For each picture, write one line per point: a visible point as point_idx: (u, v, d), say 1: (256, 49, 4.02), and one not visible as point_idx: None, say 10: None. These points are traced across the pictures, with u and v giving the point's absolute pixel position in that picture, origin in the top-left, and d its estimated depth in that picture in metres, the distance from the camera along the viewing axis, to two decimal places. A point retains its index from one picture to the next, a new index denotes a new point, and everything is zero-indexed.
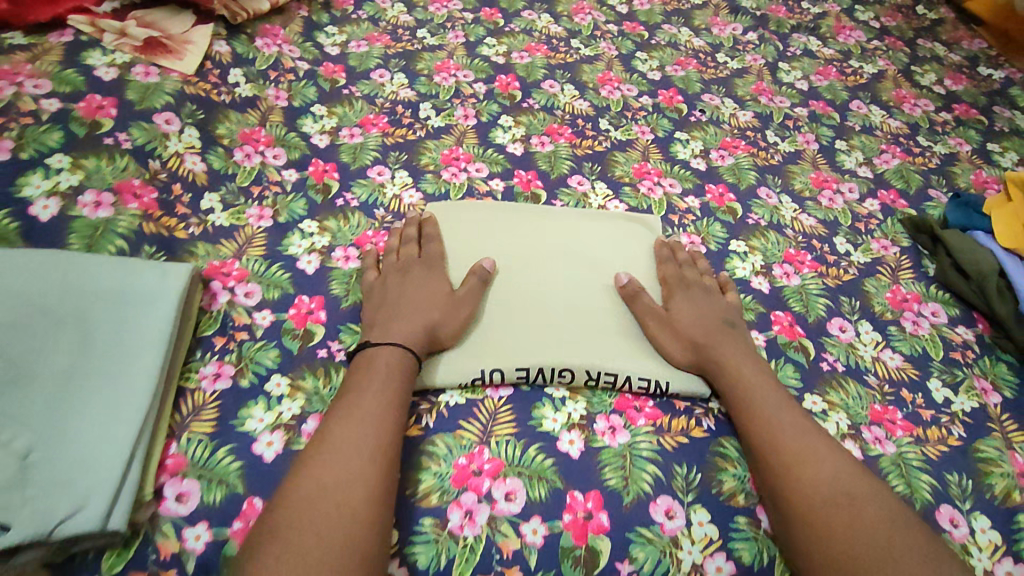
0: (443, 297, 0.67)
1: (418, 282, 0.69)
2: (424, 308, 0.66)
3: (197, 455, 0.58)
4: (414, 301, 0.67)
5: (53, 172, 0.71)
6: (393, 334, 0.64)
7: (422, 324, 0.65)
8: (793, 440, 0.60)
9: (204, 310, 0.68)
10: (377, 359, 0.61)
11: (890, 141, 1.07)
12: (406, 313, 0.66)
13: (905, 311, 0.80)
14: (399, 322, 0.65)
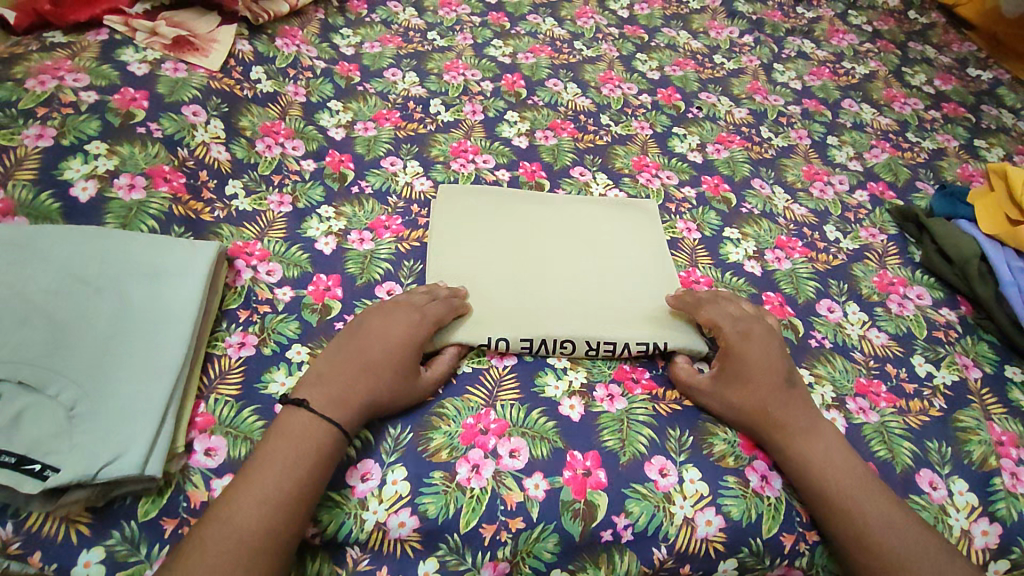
0: (402, 379, 0.62)
1: (391, 345, 0.63)
2: (377, 382, 0.61)
3: (224, 414, 0.62)
4: (374, 370, 0.61)
5: (91, 157, 0.76)
6: (339, 412, 0.58)
7: (368, 402, 0.60)
8: (825, 468, 0.61)
9: (229, 286, 0.73)
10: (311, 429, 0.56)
11: (880, 137, 1.11)
12: (353, 380, 0.60)
13: (891, 293, 0.84)
14: (345, 388, 0.60)
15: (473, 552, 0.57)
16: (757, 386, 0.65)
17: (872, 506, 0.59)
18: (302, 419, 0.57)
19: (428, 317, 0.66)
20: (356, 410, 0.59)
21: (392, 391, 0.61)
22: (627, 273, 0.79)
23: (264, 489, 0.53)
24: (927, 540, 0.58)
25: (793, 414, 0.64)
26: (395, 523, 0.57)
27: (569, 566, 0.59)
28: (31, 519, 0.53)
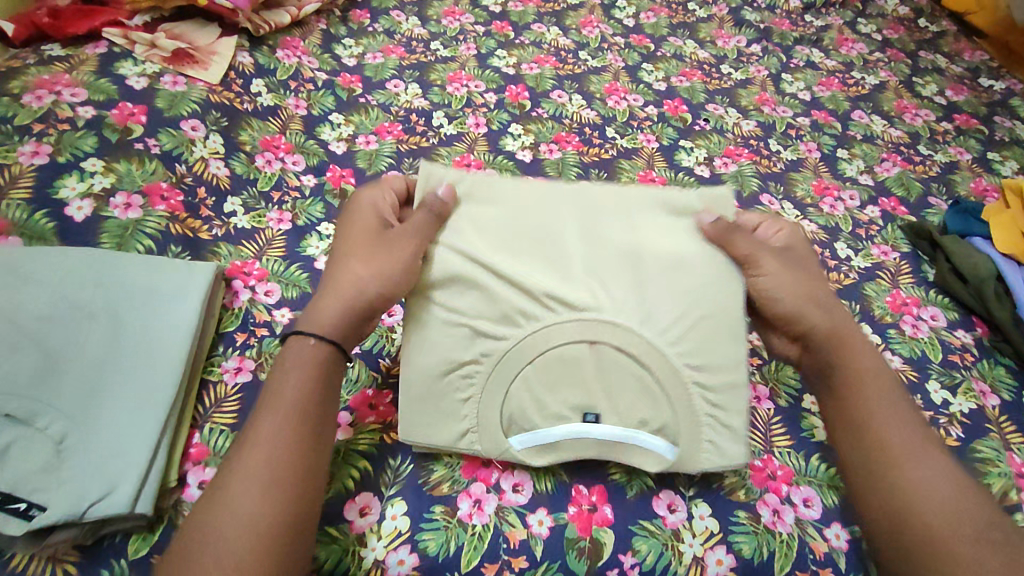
0: (371, 253, 0.62)
1: (348, 238, 0.66)
2: (346, 268, 0.62)
3: (218, 445, 0.60)
4: (344, 259, 0.63)
5: (87, 175, 0.75)
6: (309, 322, 0.59)
7: (350, 290, 0.61)
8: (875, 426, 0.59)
9: (226, 307, 0.71)
10: (290, 351, 0.58)
11: (891, 150, 1.09)
12: (331, 278, 0.63)
13: (905, 314, 0.82)
14: (324, 290, 0.62)
15: None
16: (813, 279, 0.68)
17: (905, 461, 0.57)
18: (290, 346, 0.58)
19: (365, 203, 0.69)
20: (332, 303, 0.60)
21: (365, 263, 0.62)
22: (676, 282, 0.63)
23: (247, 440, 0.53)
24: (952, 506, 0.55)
25: (848, 322, 0.65)
26: (394, 561, 0.55)
27: None
28: (17, 559, 0.52)
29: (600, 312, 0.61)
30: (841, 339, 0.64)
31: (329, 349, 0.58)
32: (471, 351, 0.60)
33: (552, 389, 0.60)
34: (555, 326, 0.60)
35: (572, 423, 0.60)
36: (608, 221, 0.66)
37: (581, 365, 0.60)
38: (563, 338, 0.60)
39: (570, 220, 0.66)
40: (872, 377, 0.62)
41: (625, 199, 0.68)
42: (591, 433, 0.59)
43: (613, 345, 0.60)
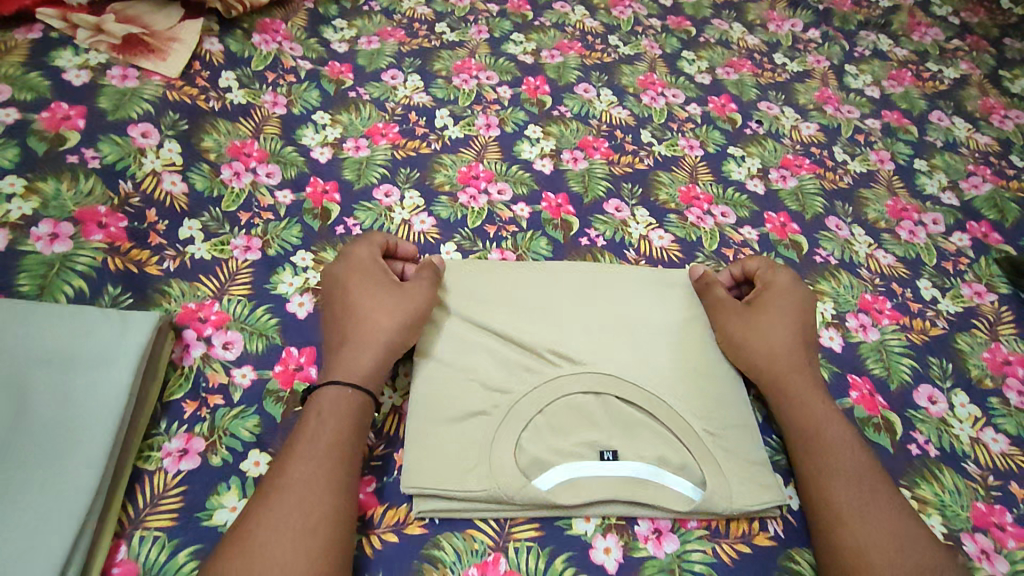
0: (387, 304, 0.59)
1: (351, 285, 0.60)
2: (361, 321, 0.58)
3: (151, 560, 0.48)
4: (355, 311, 0.58)
5: (4, 199, 0.61)
6: (336, 373, 0.55)
7: (376, 343, 0.57)
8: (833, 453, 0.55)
9: (175, 365, 0.58)
10: (313, 404, 0.53)
11: (978, 161, 0.92)
12: (342, 330, 0.58)
13: (1007, 377, 0.67)
14: (338, 347, 0.57)
15: None
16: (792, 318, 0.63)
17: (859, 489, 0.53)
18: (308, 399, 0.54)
19: (359, 248, 0.63)
20: (361, 357, 0.56)
21: (386, 313, 0.58)
22: (686, 346, 0.61)
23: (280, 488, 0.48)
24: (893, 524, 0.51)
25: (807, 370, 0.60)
26: None
27: None
28: None
29: (606, 368, 0.58)
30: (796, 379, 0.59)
31: (364, 395, 0.54)
32: (476, 402, 0.56)
33: (564, 434, 0.55)
34: (571, 383, 0.58)
35: (586, 459, 0.54)
36: (607, 286, 0.65)
37: (592, 419, 0.56)
38: (567, 391, 0.57)
39: (556, 280, 0.66)
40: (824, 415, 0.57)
41: (623, 267, 0.68)
42: (608, 472, 0.53)
43: (624, 400, 0.57)
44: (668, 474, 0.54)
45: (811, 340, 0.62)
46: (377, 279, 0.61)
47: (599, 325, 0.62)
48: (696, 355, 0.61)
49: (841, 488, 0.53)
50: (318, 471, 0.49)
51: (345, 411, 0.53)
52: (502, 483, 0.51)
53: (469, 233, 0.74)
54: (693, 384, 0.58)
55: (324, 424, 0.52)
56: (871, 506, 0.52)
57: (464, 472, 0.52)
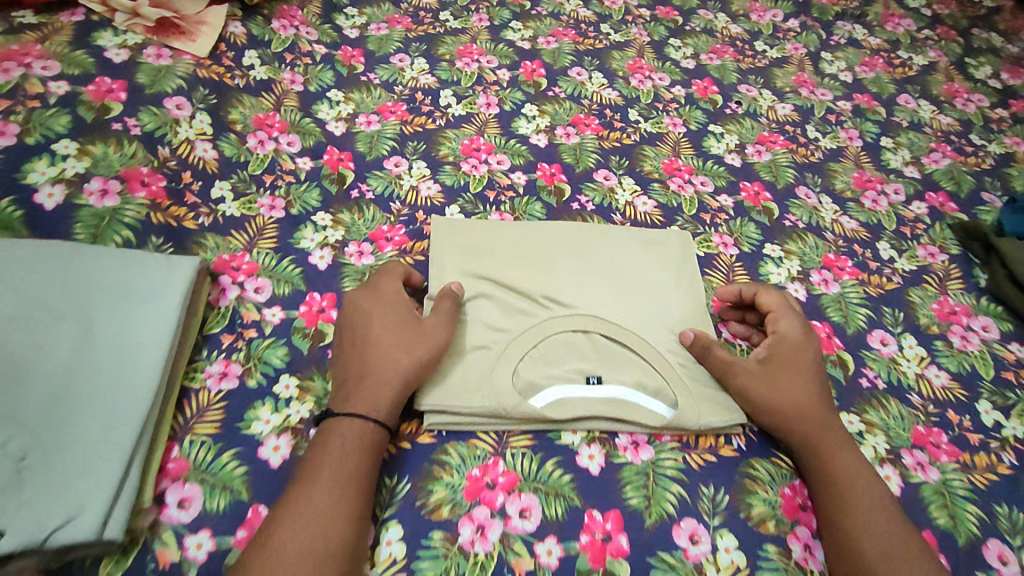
0: (408, 338, 0.60)
1: (372, 316, 0.61)
2: (380, 353, 0.59)
3: (200, 459, 0.56)
4: (375, 341, 0.59)
5: (59, 159, 0.68)
6: (355, 404, 0.56)
7: (392, 376, 0.57)
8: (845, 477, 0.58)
9: (212, 306, 0.66)
10: (334, 436, 0.54)
11: (940, 139, 0.99)
12: (362, 361, 0.59)
13: (953, 325, 0.76)
14: (357, 378, 0.58)
15: None
16: (800, 364, 0.63)
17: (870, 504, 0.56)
18: (326, 427, 0.55)
19: (384, 279, 0.65)
20: (379, 390, 0.57)
21: (406, 349, 0.59)
22: (660, 296, 0.70)
23: (302, 508, 0.50)
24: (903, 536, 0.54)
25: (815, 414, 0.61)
26: None
27: None
28: None
29: (593, 309, 0.67)
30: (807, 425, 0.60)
31: (381, 431, 0.56)
32: (479, 338, 0.64)
33: (556, 363, 0.63)
34: (562, 321, 0.65)
35: (573, 384, 0.61)
36: (593, 243, 0.74)
37: (579, 352, 0.64)
38: (561, 327, 0.65)
39: (550, 239, 0.74)
40: (835, 455, 0.59)
41: (608, 228, 0.77)
42: (592, 394, 0.61)
43: (607, 336, 0.65)
44: (643, 395, 0.62)
45: (822, 387, 0.63)
46: (394, 311, 0.62)
47: (587, 276, 0.71)
48: (668, 303, 0.70)
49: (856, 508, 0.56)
50: (338, 501, 0.51)
51: (364, 446, 0.54)
52: (502, 401, 0.59)
53: (471, 197, 0.81)
54: (665, 326, 0.67)
55: (348, 456, 0.53)
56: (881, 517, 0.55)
57: (469, 393, 0.60)
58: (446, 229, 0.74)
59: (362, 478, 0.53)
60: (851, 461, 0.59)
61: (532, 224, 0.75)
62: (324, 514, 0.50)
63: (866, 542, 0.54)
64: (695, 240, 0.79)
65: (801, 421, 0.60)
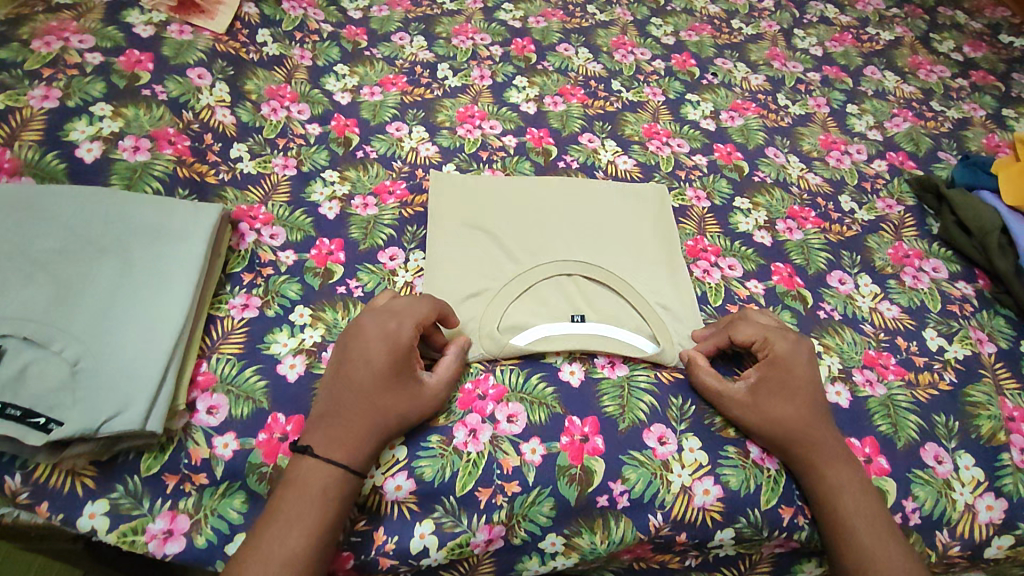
0: (404, 400, 0.59)
1: (374, 359, 0.59)
2: (377, 409, 0.58)
3: (225, 373, 0.63)
4: (372, 398, 0.58)
5: (96, 119, 0.76)
6: (339, 452, 0.56)
7: (373, 429, 0.57)
8: (841, 492, 0.60)
9: (233, 249, 0.73)
10: (314, 477, 0.54)
11: (902, 106, 1.07)
12: (354, 410, 0.57)
13: (906, 266, 0.83)
14: (344, 426, 0.57)
15: (469, 515, 0.58)
16: (797, 391, 0.63)
17: (863, 515, 0.58)
18: (305, 464, 0.55)
19: (407, 321, 0.61)
20: (364, 443, 0.57)
21: (393, 411, 0.58)
22: (636, 241, 0.78)
23: (275, 545, 0.51)
24: (892, 544, 0.57)
25: (814, 436, 0.61)
26: (392, 486, 0.59)
27: (565, 530, 0.60)
28: (39, 471, 0.56)
29: (576, 253, 0.75)
30: (799, 450, 0.61)
31: (357, 481, 0.56)
32: (475, 284, 0.72)
33: (543, 303, 0.71)
34: (551, 265, 0.73)
35: (560, 321, 0.69)
36: (575, 195, 0.82)
37: (564, 292, 0.72)
38: (547, 273, 0.73)
39: (535, 191, 0.82)
40: (829, 469, 0.60)
41: (588, 182, 0.84)
42: (577, 329, 0.69)
43: (590, 278, 0.73)
44: (622, 329, 0.70)
45: (819, 409, 0.63)
46: (396, 358, 0.59)
47: (572, 224, 0.78)
48: (643, 248, 0.77)
49: (851, 516, 0.58)
50: (308, 535, 0.52)
51: (339, 494, 0.54)
52: (495, 337, 0.67)
53: (466, 157, 0.89)
54: (642, 269, 0.75)
55: (325, 495, 0.54)
56: (874, 525, 0.58)
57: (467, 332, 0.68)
58: (441, 188, 0.81)
59: (331, 528, 0.53)
60: (843, 476, 0.60)
61: (518, 180, 0.83)
62: (297, 556, 0.51)
63: (867, 550, 0.57)
64: (670, 193, 0.86)
65: (801, 445, 0.61)
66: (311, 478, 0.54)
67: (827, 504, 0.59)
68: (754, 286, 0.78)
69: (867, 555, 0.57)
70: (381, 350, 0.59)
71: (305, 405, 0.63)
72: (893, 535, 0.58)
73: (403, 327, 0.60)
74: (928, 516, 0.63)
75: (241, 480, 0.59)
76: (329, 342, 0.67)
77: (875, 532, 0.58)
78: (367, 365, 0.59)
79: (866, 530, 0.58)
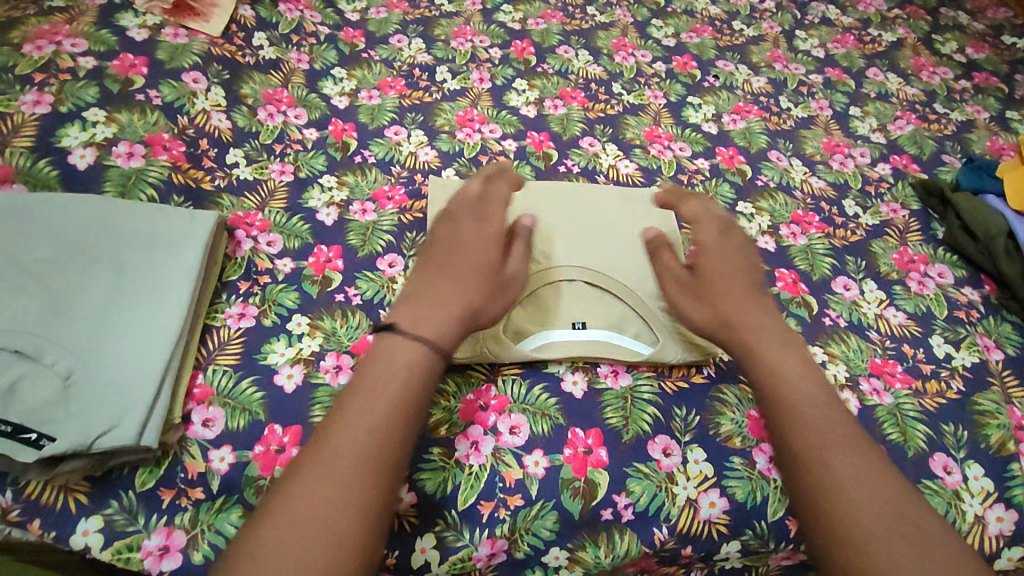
0: (484, 285, 0.58)
1: (463, 238, 0.61)
2: (467, 283, 0.58)
3: (221, 385, 0.62)
4: (461, 272, 0.58)
5: (89, 125, 0.75)
6: (426, 328, 0.53)
7: (459, 303, 0.56)
8: (808, 407, 0.54)
9: (229, 256, 0.72)
10: (398, 351, 0.52)
11: (906, 108, 1.06)
12: (441, 283, 0.57)
13: (911, 272, 0.82)
14: (430, 302, 0.55)
15: (471, 529, 0.57)
16: (735, 281, 0.62)
17: (838, 436, 0.52)
18: (388, 340, 0.53)
19: (493, 206, 0.65)
20: (449, 319, 0.55)
21: (480, 285, 0.58)
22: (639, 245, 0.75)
23: (358, 420, 0.48)
24: (871, 470, 0.50)
25: (751, 324, 0.59)
26: None
27: (569, 544, 0.59)
28: (30, 488, 0.55)
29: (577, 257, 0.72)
30: (750, 340, 0.58)
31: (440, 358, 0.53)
32: None
33: (543, 309, 0.68)
34: (553, 268, 0.70)
35: (562, 328, 0.67)
36: (576, 197, 0.80)
37: (566, 297, 0.69)
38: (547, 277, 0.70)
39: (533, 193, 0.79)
40: (787, 377, 0.56)
41: (588, 185, 0.82)
42: (579, 337, 0.67)
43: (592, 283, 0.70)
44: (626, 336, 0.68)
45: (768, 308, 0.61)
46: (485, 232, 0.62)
47: (572, 228, 0.75)
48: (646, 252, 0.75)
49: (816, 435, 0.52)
50: (390, 416, 0.49)
51: (421, 371, 0.52)
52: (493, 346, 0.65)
53: (466, 162, 0.87)
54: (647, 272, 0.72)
55: (411, 369, 0.51)
56: (846, 448, 0.51)
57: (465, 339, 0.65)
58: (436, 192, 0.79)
59: (415, 404, 0.50)
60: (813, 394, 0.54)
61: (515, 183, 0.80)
62: (377, 428, 0.48)
63: (835, 473, 0.50)
64: None
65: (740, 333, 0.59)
66: (393, 355, 0.52)
67: (787, 418, 0.54)
68: None
69: (832, 479, 0.50)
70: (469, 229, 0.62)
71: (303, 416, 0.62)
72: (874, 463, 0.51)
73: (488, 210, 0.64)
74: None
75: (238, 495, 0.57)
76: (327, 351, 0.66)
77: (847, 455, 0.51)
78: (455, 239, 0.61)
79: (836, 453, 0.51)
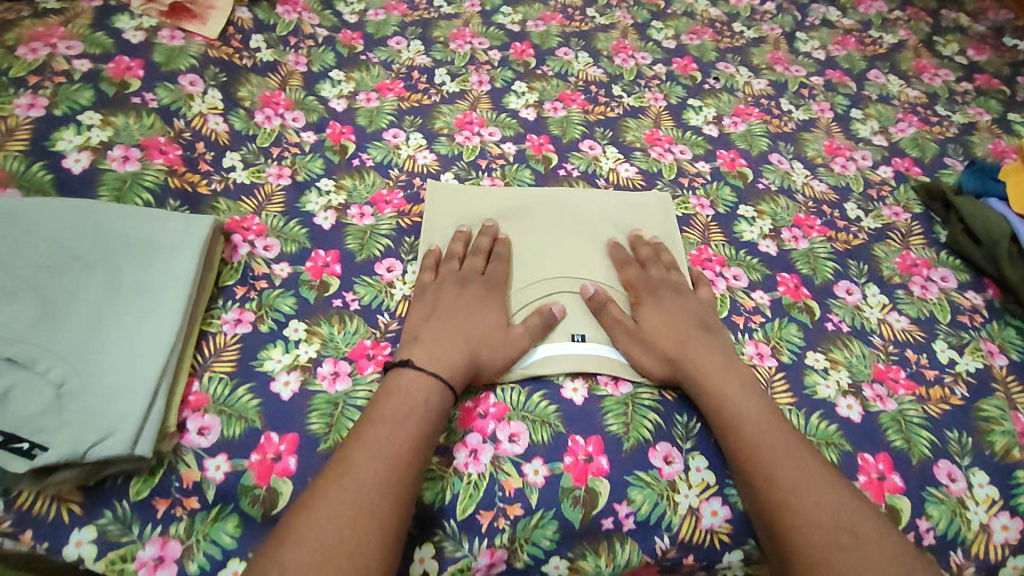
0: (493, 331, 0.65)
1: (469, 290, 0.68)
2: (470, 332, 0.64)
3: (218, 393, 0.61)
4: (467, 321, 0.65)
5: (84, 128, 0.74)
6: (439, 367, 0.61)
7: (465, 351, 0.63)
8: (764, 444, 0.58)
9: (226, 261, 0.71)
10: (416, 387, 0.59)
11: (907, 111, 1.05)
12: (447, 330, 0.64)
13: (914, 276, 0.81)
14: (443, 345, 0.63)
15: (470, 538, 0.57)
16: (686, 330, 0.67)
17: (793, 467, 0.56)
18: (405, 376, 0.60)
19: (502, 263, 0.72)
20: (457, 362, 0.61)
21: (484, 333, 0.64)
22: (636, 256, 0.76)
23: (381, 446, 0.54)
24: (827, 498, 0.55)
25: (704, 371, 0.63)
26: None
27: (569, 553, 0.58)
28: (22, 499, 0.54)
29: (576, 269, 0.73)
30: (700, 376, 0.63)
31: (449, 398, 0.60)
32: None
33: None
34: None
35: (561, 342, 0.67)
36: (577, 209, 0.80)
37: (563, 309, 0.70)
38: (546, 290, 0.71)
39: (534, 202, 0.80)
40: (744, 417, 0.60)
41: (589, 192, 0.82)
42: (578, 350, 0.67)
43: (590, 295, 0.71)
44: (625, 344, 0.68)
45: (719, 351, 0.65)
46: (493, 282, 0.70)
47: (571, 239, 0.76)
48: None
49: (776, 470, 0.56)
50: (406, 444, 0.55)
51: (438, 404, 0.59)
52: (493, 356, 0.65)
53: (465, 165, 0.87)
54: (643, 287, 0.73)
55: (428, 404, 0.58)
56: (802, 480, 0.56)
57: None
58: (437, 199, 0.79)
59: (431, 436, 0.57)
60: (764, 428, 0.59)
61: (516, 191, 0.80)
62: (396, 456, 0.54)
63: (794, 506, 0.54)
64: (673, 202, 0.85)
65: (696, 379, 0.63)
66: (412, 390, 0.58)
67: (746, 456, 0.58)
68: (760, 297, 0.76)
69: (793, 512, 0.54)
70: (480, 287, 0.69)
71: (300, 424, 0.61)
72: (829, 493, 0.55)
73: (497, 265, 0.72)
74: (942, 536, 0.62)
75: (234, 504, 0.57)
76: (325, 358, 0.65)
77: (804, 488, 0.55)
78: (462, 287, 0.69)
79: (791, 488, 0.55)
